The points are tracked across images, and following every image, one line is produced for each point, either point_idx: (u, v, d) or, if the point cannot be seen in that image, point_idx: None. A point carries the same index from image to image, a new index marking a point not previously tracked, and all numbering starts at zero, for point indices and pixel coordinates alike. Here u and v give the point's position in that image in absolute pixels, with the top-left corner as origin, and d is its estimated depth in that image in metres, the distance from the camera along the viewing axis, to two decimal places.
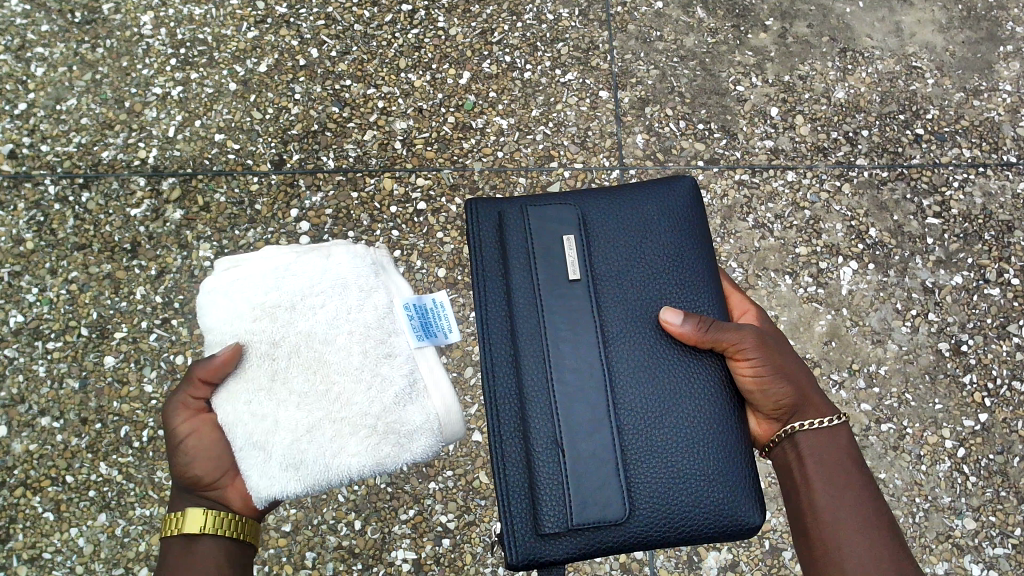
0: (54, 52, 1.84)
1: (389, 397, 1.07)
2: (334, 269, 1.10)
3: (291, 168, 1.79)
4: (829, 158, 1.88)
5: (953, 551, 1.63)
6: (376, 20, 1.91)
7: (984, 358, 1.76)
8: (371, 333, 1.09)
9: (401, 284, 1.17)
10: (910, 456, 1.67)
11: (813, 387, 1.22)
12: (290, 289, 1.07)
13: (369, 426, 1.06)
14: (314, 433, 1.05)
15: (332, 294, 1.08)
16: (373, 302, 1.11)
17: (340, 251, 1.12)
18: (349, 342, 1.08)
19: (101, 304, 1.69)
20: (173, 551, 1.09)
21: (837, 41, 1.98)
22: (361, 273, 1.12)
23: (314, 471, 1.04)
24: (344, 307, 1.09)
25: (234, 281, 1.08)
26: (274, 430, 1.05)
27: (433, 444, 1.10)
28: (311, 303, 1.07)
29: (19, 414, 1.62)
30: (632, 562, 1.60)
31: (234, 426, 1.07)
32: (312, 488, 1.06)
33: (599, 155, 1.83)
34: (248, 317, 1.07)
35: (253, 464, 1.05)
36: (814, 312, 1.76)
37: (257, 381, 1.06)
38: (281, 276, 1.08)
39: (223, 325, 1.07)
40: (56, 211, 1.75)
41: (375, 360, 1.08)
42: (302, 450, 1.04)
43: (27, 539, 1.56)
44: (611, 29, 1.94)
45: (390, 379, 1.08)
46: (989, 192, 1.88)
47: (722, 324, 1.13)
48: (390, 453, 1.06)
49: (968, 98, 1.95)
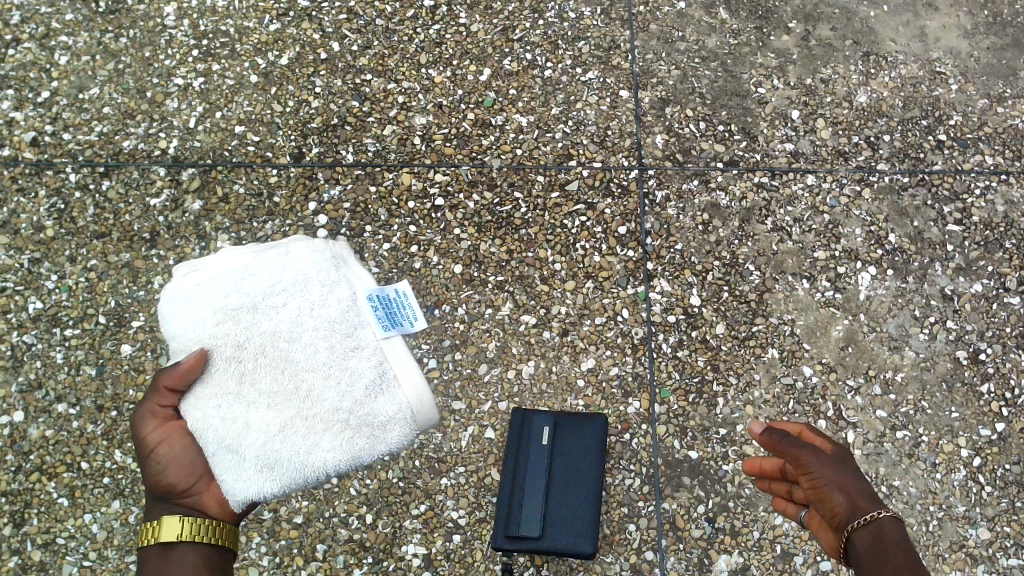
0: (78, 41, 1.85)
1: (360, 390, 1.10)
2: (293, 266, 1.13)
3: (311, 161, 1.79)
4: (849, 162, 1.87)
5: (967, 561, 1.61)
6: (398, 15, 1.91)
7: (1002, 367, 1.74)
8: (337, 328, 1.12)
9: (361, 274, 1.22)
10: (925, 464, 1.66)
11: (872, 493, 1.12)
12: (251, 290, 1.11)
13: (342, 420, 1.09)
14: (286, 431, 1.07)
15: (294, 291, 1.12)
16: (336, 296, 1.14)
17: (298, 247, 1.16)
18: (315, 339, 1.11)
19: (119, 292, 1.70)
20: (150, 561, 1.06)
21: (861, 44, 1.97)
22: (322, 267, 1.15)
23: (289, 470, 1.06)
24: (307, 304, 1.12)
25: (196, 287, 1.12)
26: (246, 431, 1.07)
27: (408, 432, 1.12)
28: (272, 302, 1.11)
29: (36, 400, 1.64)
30: (643, 563, 1.59)
31: (205, 431, 1.08)
32: (289, 486, 1.07)
33: (618, 155, 1.83)
34: (211, 322, 1.09)
35: (228, 467, 1.06)
36: (831, 317, 1.75)
37: (225, 385, 1.08)
38: (241, 278, 1.11)
39: (187, 331, 1.10)
40: (77, 199, 1.76)
41: (342, 354, 1.11)
42: (276, 450, 1.06)
43: (41, 524, 1.57)
44: (632, 28, 1.93)
45: (359, 371, 1.11)
46: (1011, 200, 1.86)
47: (792, 444, 1.17)
48: (365, 447, 1.09)
49: (992, 105, 1.93)
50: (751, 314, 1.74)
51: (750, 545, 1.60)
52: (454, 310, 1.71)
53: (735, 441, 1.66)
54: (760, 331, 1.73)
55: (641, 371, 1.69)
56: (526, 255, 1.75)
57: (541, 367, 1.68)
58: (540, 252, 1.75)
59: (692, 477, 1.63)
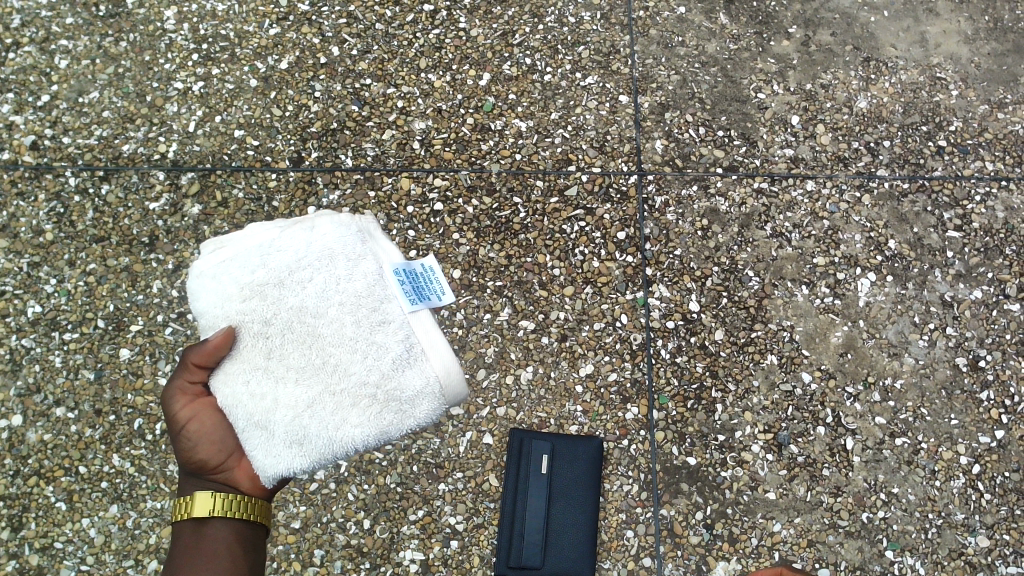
0: (78, 45, 1.86)
1: (387, 364, 1.08)
2: (319, 241, 1.12)
3: (309, 165, 1.79)
4: (849, 168, 1.86)
5: (966, 568, 1.61)
6: (397, 19, 1.91)
7: (1002, 375, 1.74)
8: (363, 302, 1.11)
9: (389, 247, 1.18)
10: (924, 472, 1.66)
11: None
12: (277, 265, 1.10)
13: (370, 395, 1.07)
14: (315, 407, 1.07)
15: (320, 266, 1.11)
16: (362, 270, 1.12)
17: (323, 222, 1.14)
18: (341, 314, 1.10)
19: (118, 296, 1.70)
20: (185, 534, 1.10)
21: (862, 50, 1.96)
22: (347, 241, 1.13)
23: (317, 445, 1.06)
24: (333, 278, 1.10)
25: (222, 263, 1.11)
26: (274, 407, 1.07)
27: (438, 407, 1.10)
28: (299, 277, 1.10)
29: (35, 404, 1.64)
30: (640, 570, 1.58)
31: (235, 408, 1.09)
32: (319, 461, 1.08)
33: (617, 160, 1.82)
34: (238, 298, 1.10)
35: (257, 444, 1.07)
36: (830, 323, 1.75)
37: (253, 360, 1.09)
38: (267, 253, 1.11)
39: (214, 307, 1.10)
40: (76, 203, 1.76)
41: (369, 329, 1.10)
42: (304, 426, 1.06)
43: (39, 528, 1.57)
44: (632, 33, 1.93)
45: (386, 346, 1.09)
46: (1012, 207, 1.85)
47: None
48: (393, 421, 1.08)
49: (992, 111, 1.93)
50: (750, 320, 1.73)
51: (748, 552, 1.59)
52: (452, 315, 1.71)
53: (733, 447, 1.66)
54: (759, 337, 1.72)
55: (639, 377, 1.68)
56: (524, 260, 1.75)
57: (539, 372, 1.68)
58: (538, 257, 1.75)
59: (690, 484, 1.63)
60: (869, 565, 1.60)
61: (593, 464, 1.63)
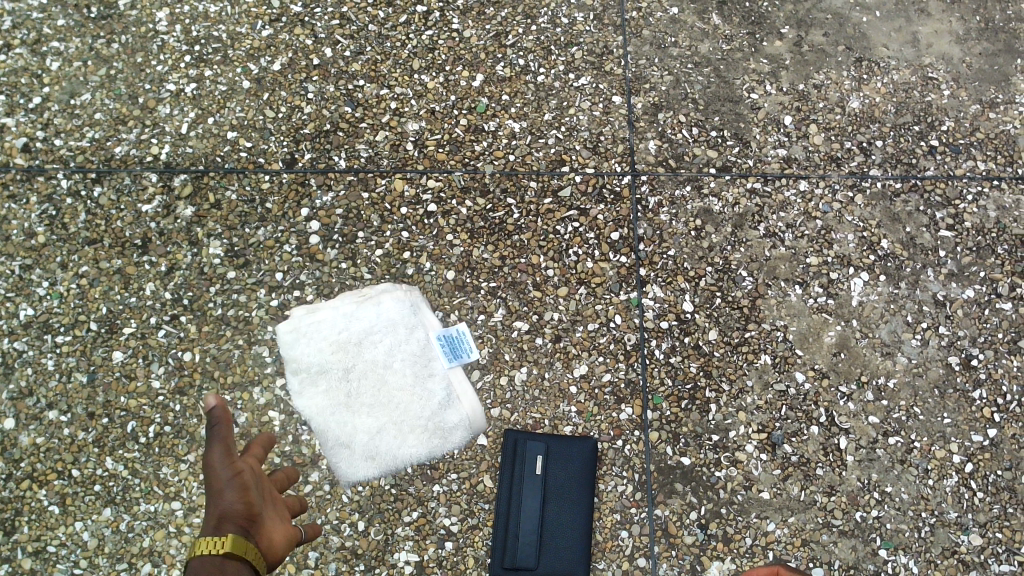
0: (69, 47, 1.85)
1: (434, 404, 1.67)
2: (386, 314, 1.71)
3: (302, 167, 1.79)
4: (841, 167, 1.87)
5: (959, 567, 1.61)
6: (390, 20, 1.91)
7: (994, 373, 1.74)
8: (417, 359, 1.70)
9: (430, 319, 1.72)
10: (917, 471, 1.66)
11: None
12: (359, 331, 1.70)
13: (423, 425, 1.65)
14: (384, 433, 1.64)
15: (388, 333, 1.70)
16: (415, 337, 1.71)
17: (387, 299, 1.71)
18: (402, 367, 1.69)
19: (111, 299, 1.70)
20: None
21: (854, 50, 1.97)
22: (403, 313, 1.71)
23: (386, 458, 1.63)
24: (396, 343, 1.70)
25: (319, 327, 1.69)
26: (356, 433, 1.64)
27: (467, 436, 1.65)
28: (374, 340, 1.70)
29: (27, 407, 1.63)
30: (635, 570, 1.58)
31: (326, 431, 1.64)
32: (384, 472, 1.62)
33: (611, 161, 1.83)
34: (332, 354, 1.68)
35: (343, 458, 1.63)
36: (823, 322, 1.75)
37: (340, 398, 1.66)
38: (351, 322, 1.70)
39: (315, 356, 1.67)
40: (68, 205, 1.75)
41: (421, 378, 1.69)
42: (377, 445, 1.63)
43: (32, 531, 1.56)
44: (625, 34, 1.93)
45: (433, 392, 1.68)
46: (1003, 206, 1.86)
47: None
48: (437, 445, 1.64)
49: (984, 110, 1.94)
50: (743, 320, 1.74)
51: (742, 552, 1.60)
52: (446, 316, 1.71)
53: (727, 447, 1.66)
54: (753, 337, 1.73)
55: (633, 377, 1.69)
56: (518, 261, 1.75)
57: (534, 373, 1.68)
58: (532, 258, 1.75)
59: (685, 484, 1.63)
60: (862, 564, 1.60)
61: (588, 464, 1.63)
